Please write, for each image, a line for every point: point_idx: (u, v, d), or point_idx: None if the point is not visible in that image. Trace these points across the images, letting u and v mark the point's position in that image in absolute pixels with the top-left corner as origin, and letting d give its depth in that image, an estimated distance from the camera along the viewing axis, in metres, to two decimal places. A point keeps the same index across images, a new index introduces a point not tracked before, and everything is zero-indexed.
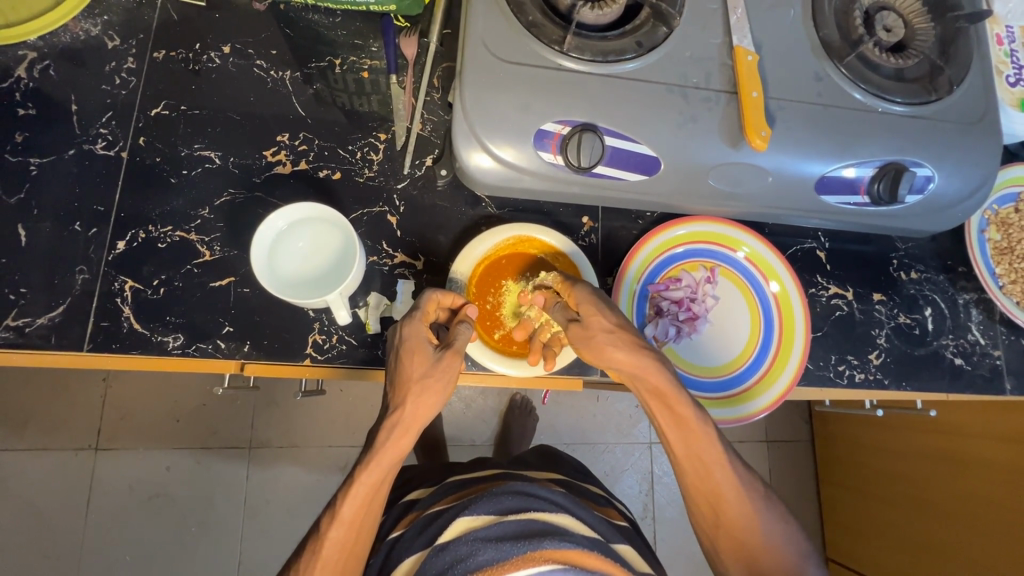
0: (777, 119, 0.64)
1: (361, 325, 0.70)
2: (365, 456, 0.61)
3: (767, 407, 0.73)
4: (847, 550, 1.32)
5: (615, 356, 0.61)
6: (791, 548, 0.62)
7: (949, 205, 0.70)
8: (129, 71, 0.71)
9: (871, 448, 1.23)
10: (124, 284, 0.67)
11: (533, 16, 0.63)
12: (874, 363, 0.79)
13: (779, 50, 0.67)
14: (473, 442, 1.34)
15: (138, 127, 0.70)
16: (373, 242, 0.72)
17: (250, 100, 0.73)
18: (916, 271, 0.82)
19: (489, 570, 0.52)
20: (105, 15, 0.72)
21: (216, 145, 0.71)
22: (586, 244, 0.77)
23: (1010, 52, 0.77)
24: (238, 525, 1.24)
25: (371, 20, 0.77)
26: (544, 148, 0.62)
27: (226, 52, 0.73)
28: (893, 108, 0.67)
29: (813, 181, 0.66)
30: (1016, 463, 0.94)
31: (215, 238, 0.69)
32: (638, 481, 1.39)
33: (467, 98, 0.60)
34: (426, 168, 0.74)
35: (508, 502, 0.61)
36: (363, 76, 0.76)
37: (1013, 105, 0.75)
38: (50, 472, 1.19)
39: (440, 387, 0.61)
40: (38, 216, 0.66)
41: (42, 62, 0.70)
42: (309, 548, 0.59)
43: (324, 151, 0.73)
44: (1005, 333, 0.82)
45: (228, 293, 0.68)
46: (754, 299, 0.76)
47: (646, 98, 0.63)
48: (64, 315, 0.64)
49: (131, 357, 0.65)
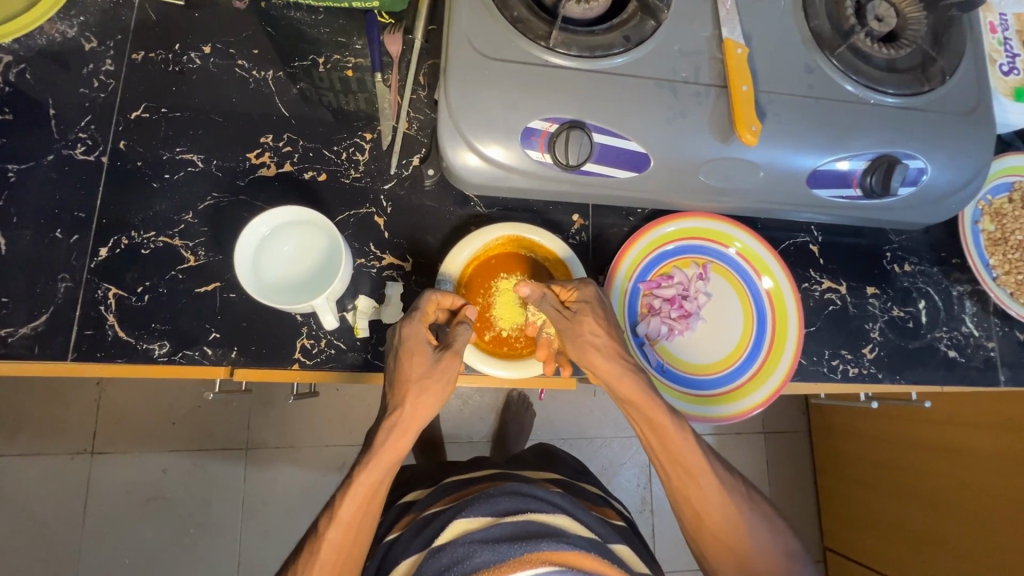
0: (768, 112, 0.63)
1: (350, 329, 0.69)
2: (365, 456, 0.60)
3: (761, 403, 0.72)
4: (846, 541, 1.32)
5: (597, 361, 0.62)
6: (779, 548, 0.62)
7: (942, 197, 0.69)
8: (107, 73, 0.70)
9: (869, 438, 1.23)
10: (108, 291, 0.66)
11: (518, 11, 0.62)
12: (867, 357, 0.78)
13: (768, 43, 0.66)
14: (470, 439, 1.34)
15: (118, 131, 0.69)
16: (360, 244, 0.71)
17: (232, 101, 0.72)
18: (910, 263, 0.82)
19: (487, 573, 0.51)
20: (81, 16, 0.70)
21: (198, 148, 0.70)
22: (576, 242, 0.76)
23: (1004, 39, 0.76)
24: (236, 526, 1.23)
25: (354, 16, 0.75)
26: (531, 146, 0.61)
27: (207, 53, 0.72)
28: (885, 99, 0.66)
29: (805, 175, 0.65)
30: (1014, 452, 0.93)
31: (199, 243, 0.68)
32: (636, 474, 1.40)
33: (452, 95, 0.59)
34: (414, 168, 0.73)
35: (505, 504, 0.60)
36: (348, 75, 0.75)
37: (1007, 94, 0.73)
38: (45, 477, 1.18)
39: (439, 388, 0.61)
40: (18, 224, 0.65)
41: (18, 66, 0.68)
42: (307, 549, 0.59)
43: (309, 152, 0.72)
44: (999, 324, 0.82)
45: (214, 299, 0.67)
46: (748, 295, 0.75)
47: (635, 94, 0.62)
48: (47, 324, 0.63)
49: (117, 365, 0.64)
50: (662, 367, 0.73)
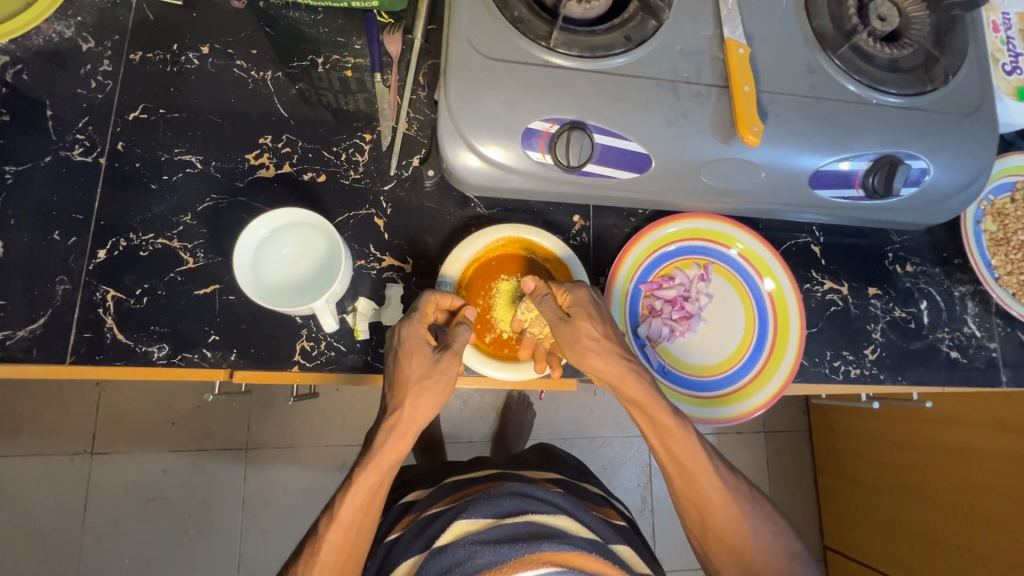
0: (770, 113, 0.63)
1: (350, 331, 0.69)
2: (365, 457, 0.60)
3: (763, 405, 0.72)
4: (847, 540, 1.32)
5: (596, 363, 0.62)
6: (781, 549, 0.62)
7: (945, 197, 0.69)
8: (105, 73, 0.69)
9: (870, 438, 1.23)
10: (106, 294, 0.65)
11: (518, 11, 0.61)
12: (869, 358, 0.78)
13: (770, 42, 0.65)
14: (470, 439, 1.34)
15: (116, 132, 0.69)
16: (360, 245, 0.71)
17: (231, 101, 0.71)
18: (911, 263, 0.82)
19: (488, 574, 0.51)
20: (78, 16, 0.70)
21: (197, 149, 0.70)
22: (577, 243, 0.76)
23: (1007, 39, 0.76)
24: (237, 526, 1.23)
25: (354, 16, 0.75)
26: (532, 146, 0.61)
27: (206, 53, 0.71)
28: (887, 99, 0.66)
29: (806, 176, 0.65)
30: (1015, 452, 0.93)
31: (198, 245, 0.68)
32: (637, 474, 1.39)
33: (452, 96, 0.59)
34: (413, 169, 0.73)
35: (506, 504, 0.60)
36: (347, 75, 0.74)
37: (1010, 94, 0.73)
38: (44, 477, 1.18)
39: (439, 389, 0.61)
40: (15, 225, 0.65)
41: (15, 66, 0.68)
42: (307, 550, 0.58)
43: (308, 153, 0.72)
44: (1001, 325, 0.82)
45: (213, 301, 0.67)
46: (749, 296, 0.75)
47: (636, 94, 0.61)
48: (46, 327, 0.63)
49: (115, 367, 0.64)
50: (663, 369, 0.73)
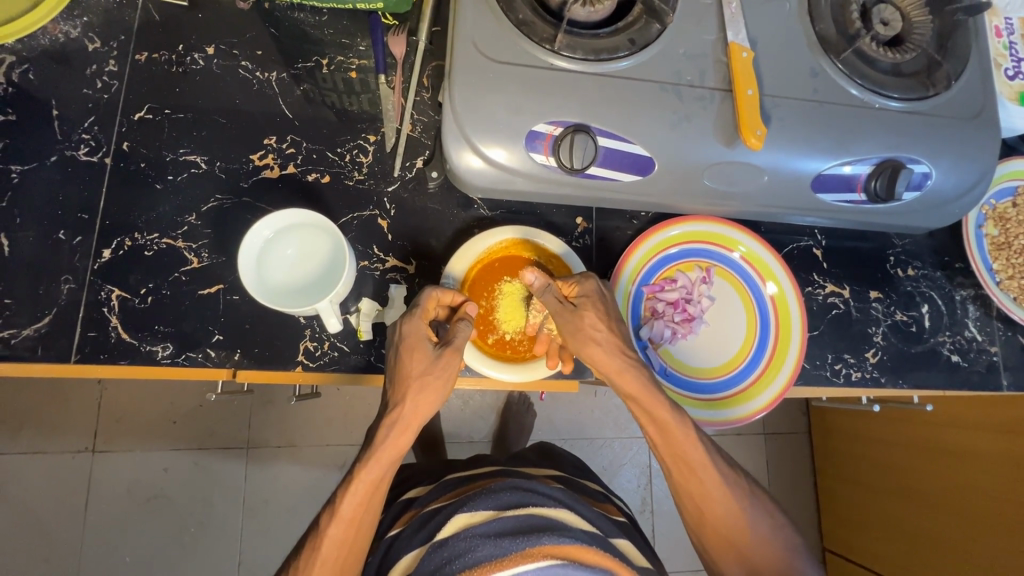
0: (772, 116, 0.63)
1: (353, 331, 0.69)
2: (365, 452, 0.60)
3: (765, 407, 0.72)
4: (846, 542, 1.32)
5: (598, 357, 0.62)
6: (780, 544, 0.62)
7: (948, 201, 0.69)
8: (110, 74, 0.70)
9: (870, 440, 1.23)
10: (111, 293, 0.66)
11: (522, 14, 0.62)
12: (870, 361, 0.79)
13: (773, 47, 0.65)
14: (471, 439, 1.34)
15: (121, 132, 0.69)
16: (363, 246, 0.71)
17: (236, 101, 0.71)
18: (913, 267, 0.82)
19: (488, 566, 0.51)
20: (84, 16, 0.70)
21: (201, 150, 0.70)
22: (580, 245, 0.76)
23: (1009, 44, 0.76)
24: (238, 524, 1.24)
25: (358, 18, 0.75)
26: (535, 149, 0.61)
27: (211, 53, 0.72)
28: (889, 104, 0.66)
29: (809, 180, 0.65)
30: (1015, 454, 0.93)
31: (203, 245, 0.68)
32: (637, 474, 1.40)
33: (456, 98, 0.59)
34: (417, 170, 0.73)
35: (507, 498, 0.61)
36: (352, 76, 0.75)
37: (1012, 99, 0.73)
38: (47, 475, 1.18)
39: (440, 384, 0.61)
40: (21, 224, 0.65)
41: (22, 66, 0.68)
42: (309, 544, 0.59)
43: (313, 154, 0.72)
44: (1002, 329, 0.82)
45: (217, 301, 0.67)
46: (751, 299, 0.75)
47: (640, 98, 0.61)
48: (51, 325, 0.63)
49: (119, 366, 0.64)
50: (664, 371, 0.73)
